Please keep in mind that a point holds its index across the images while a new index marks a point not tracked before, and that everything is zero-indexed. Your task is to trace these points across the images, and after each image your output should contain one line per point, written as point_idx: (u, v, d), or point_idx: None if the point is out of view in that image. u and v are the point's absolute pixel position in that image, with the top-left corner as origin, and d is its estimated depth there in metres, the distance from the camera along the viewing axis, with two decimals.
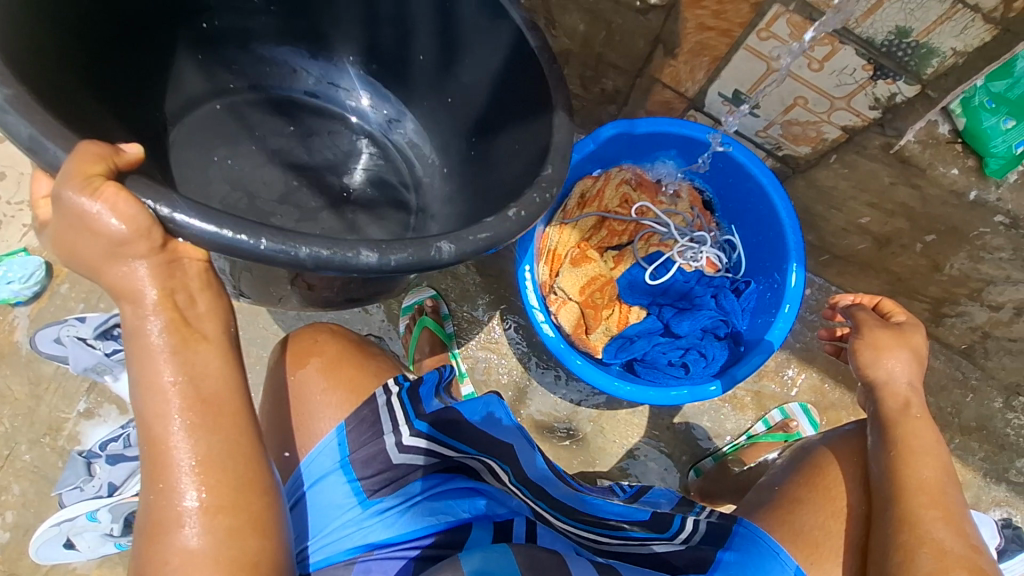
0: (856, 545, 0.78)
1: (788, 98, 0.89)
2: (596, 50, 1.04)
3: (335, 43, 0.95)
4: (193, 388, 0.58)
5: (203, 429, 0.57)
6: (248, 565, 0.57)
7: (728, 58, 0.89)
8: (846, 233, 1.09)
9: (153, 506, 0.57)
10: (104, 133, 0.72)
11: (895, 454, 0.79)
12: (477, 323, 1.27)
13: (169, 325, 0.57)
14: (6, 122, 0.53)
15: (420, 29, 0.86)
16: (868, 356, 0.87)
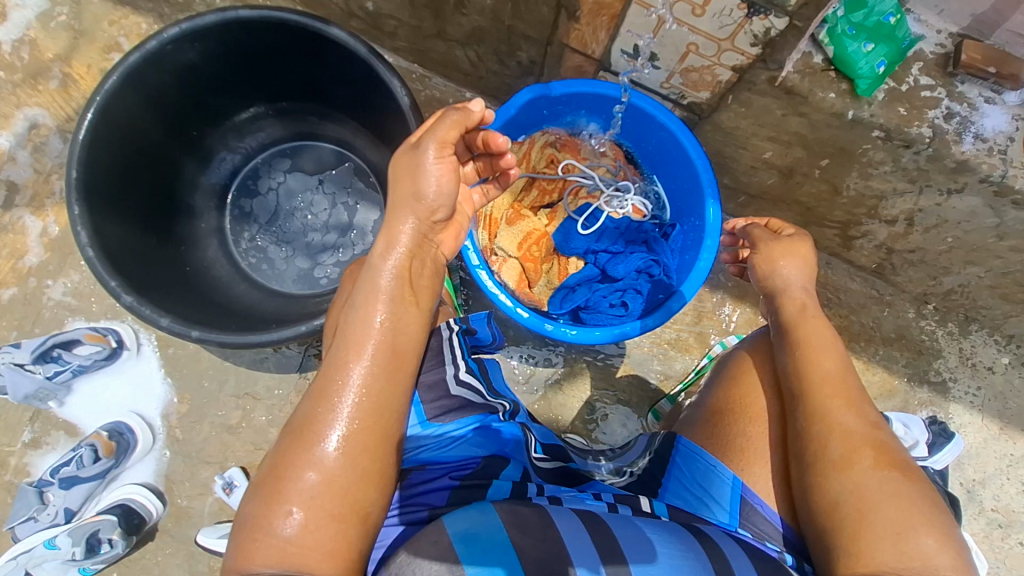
0: (777, 441, 0.83)
1: (681, 46, 0.97)
2: (506, 23, 1.12)
3: (239, 95, 1.21)
4: (390, 338, 0.73)
5: (380, 372, 0.71)
6: (360, 506, 0.67)
7: (623, 14, 0.96)
8: (755, 171, 1.19)
9: (314, 417, 0.68)
10: (170, 267, 1.12)
11: (798, 352, 0.82)
12: None
13: (398, 289, 0.75)
14: (140, 310, 0.96)
15: (288, 58, 1.13)
16: (765, 268, 0.90)
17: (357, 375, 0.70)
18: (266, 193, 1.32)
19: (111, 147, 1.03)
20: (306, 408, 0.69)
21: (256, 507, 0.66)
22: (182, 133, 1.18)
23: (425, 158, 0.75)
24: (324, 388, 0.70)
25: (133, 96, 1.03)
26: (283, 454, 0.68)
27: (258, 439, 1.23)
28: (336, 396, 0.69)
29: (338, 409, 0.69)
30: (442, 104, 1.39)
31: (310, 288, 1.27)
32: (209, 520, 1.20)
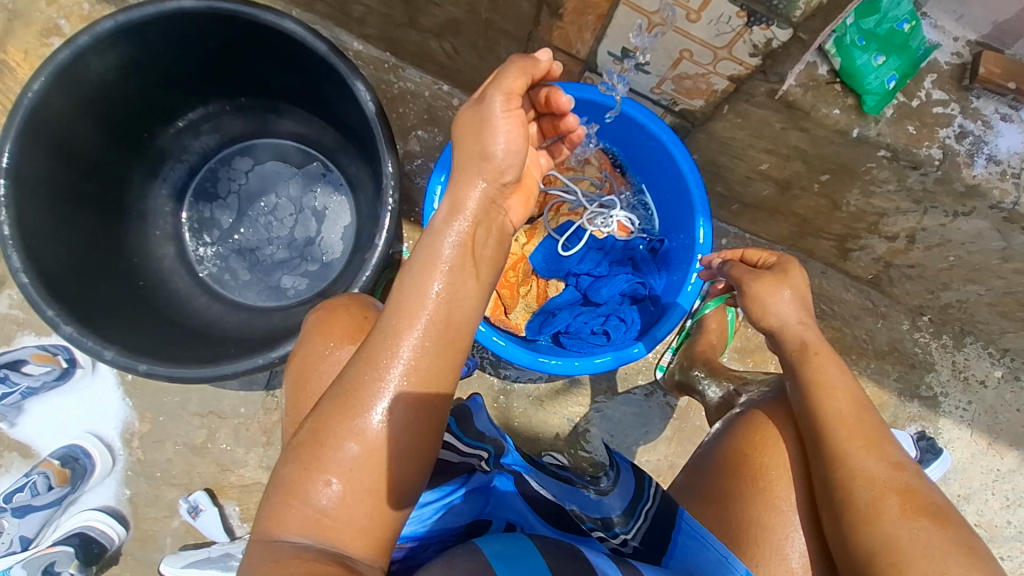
0: (805, 500, 0.75)
1: (674, 51, 0.88)
2: (484, 17, 1.02)
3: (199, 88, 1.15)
4: (448, 310, 0.64)
5: (429, 349, 0.63)
6: (393, 488, 0.63)
7: (611, 14, 0.86)
8: (751, 182, 1.12)
9: (361, 383, 0.63)
10: (121, 283, 1.07)
11: (810, 396, 0.75)
12: None
13: (461, 247, 0.66)
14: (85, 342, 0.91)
15: (246, 54, 1.06)
16: (754, 309, 0.83)
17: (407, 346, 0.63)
18: (226, 196, 1.26)
19: (43, 159, 0.95)
20: (353, 370, 0.64)
21: (291, 471, 0.62)
22: (130, 134, 1.11)
23: (496, 118, 0.67)
24: (374, 351, 0.63)
25: (70, 102, 0.96)
26: (326, 416, 0.64)
27: (224, 460, 1.20)
28: (387, 363, 0.62)
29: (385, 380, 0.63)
30: (417, 98, 1.29)
31: (277, 299, 1.24)
32: (175, 542, 1.19)
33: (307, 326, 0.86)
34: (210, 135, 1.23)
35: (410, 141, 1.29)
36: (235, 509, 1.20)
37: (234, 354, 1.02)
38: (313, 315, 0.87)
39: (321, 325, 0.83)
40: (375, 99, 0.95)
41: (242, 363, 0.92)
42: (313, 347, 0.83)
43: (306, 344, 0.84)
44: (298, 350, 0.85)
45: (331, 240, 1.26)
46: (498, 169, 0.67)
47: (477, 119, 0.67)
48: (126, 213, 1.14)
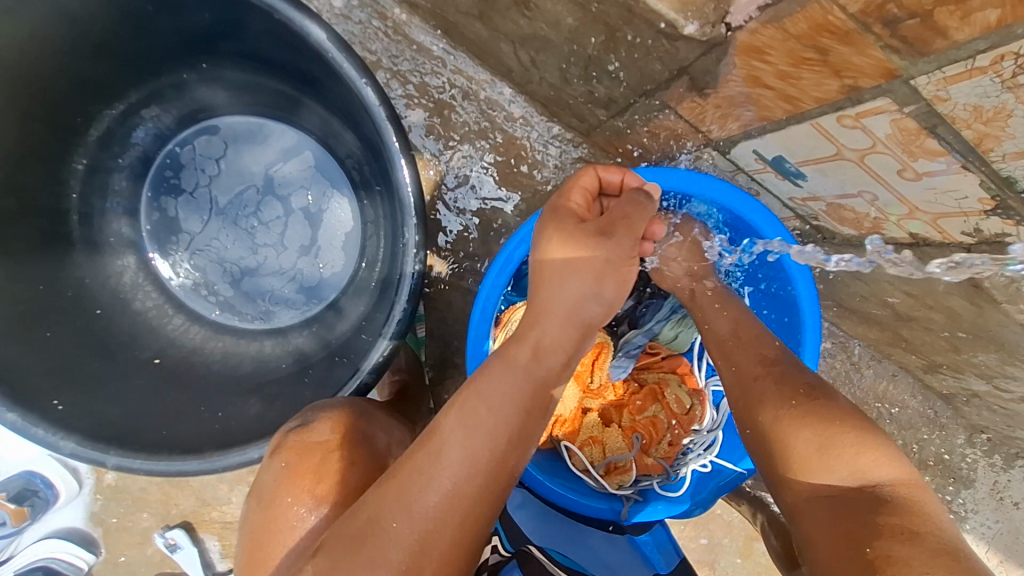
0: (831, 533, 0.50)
1: (851, 185, 0.64)
2: (588, 53, 0.73)
3: (177, 53, 0.87)
4: (503, 448, 0.53)
5: (471, 495, 0.50)
6: None
7: (783, 124, 0.61)
8: (865, 300, 0.92)
9: (390, 528, 0.48)
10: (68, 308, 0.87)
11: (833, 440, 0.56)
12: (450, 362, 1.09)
13: (532, 368, 0.58)
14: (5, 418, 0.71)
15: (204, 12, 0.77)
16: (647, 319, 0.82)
17: (448, 481, 0.50)
18: (194, 192, 1.00)
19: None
20: (378, 498, 0.49)
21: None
22: (60, 117, 0.85)
23: (605, 256, 0.65)
24: (400, 495, 0.49)
25: None
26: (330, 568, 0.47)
27: (205, 494, 1.09)
28: (421, 506, 0.48)
29: (416, 522, 0.48)
30: (469, 100, 1.01)
31: (266, 321, 1.02)
32: (149, 570, 1.11)
33: (272, 468, 0.65)
34: (186, 111, 0.96)
35: (454, 155, 1.03)
36: (216, 544, 1.11)
37: (221, 430, 0.83)
38: (276, 454, 0.66)
39: (291, 480, 0.63)
40: (416, 164, 0.70)
41: (233, 457, 0.74)
42: (276, 505, 0.63)
43: (272, 486, 0.64)
44: (261, 484, 0.66)
45: (330, 254, 1.02)
46: (583, 314, 0.63)
47: (576, 248, 0.65)
48: (68, 224, 0.91)
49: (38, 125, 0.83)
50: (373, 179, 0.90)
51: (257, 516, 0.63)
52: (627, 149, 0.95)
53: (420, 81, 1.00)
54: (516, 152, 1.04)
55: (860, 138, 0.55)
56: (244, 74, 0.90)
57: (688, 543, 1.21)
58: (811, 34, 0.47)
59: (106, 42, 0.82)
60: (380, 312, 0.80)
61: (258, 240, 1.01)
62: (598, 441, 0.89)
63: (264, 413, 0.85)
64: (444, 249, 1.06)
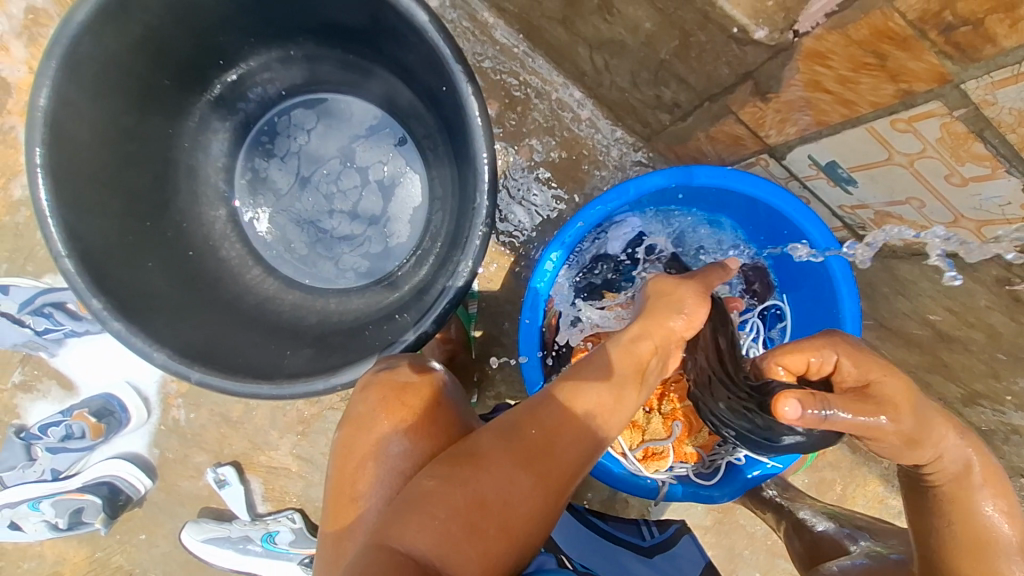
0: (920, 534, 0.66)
1: (899, 193, 0.68)
2: (660, 56, 0.80)
3: (292, 33, 0.98)
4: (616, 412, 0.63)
5: (587, 439, 0.60)
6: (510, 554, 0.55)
7: (839, 128, 0.66)
8: (906, 318, 0.94)
9: (531, 439, 0.58)
10: (169, 245, 0.97)
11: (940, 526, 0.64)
12: (496, 340, 1.16)
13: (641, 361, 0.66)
14: (112, 326, 0.81)
15: None
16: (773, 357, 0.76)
17: (575, 417, 0.60)
18: (285, 156, 1.12)
19: (86, 106, 0.83)
20: (518, 416, 0.61)
21: (428, 534, 0.52)
22: (186, 81, 0.98)
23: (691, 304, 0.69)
24: (541, 444, 0.58)
25: (115, 39, 0.82)
26: (476, 453, 0.58)
27: (257, 438, 1.18)
28: (554, 429, 0.59)
29: (548, 440, 0.58)
30: (541, 99, 1.10)
31: (331, 280, 1.12)
32: (196, 503, 1.19)
33: (358, 399, 0.75)
34: (287, 84, 1.08)
35: (522, 148, 1.11)
36: (259, 485, 1.19)
37: (292, 363, 0.91)
38: (365, 389, 0.75)
39: (379, 408, 0.72)
40: (492, 137, 0.78)
41: (300, 386, 0.82)
42: (366, 429, 0.71)
43: (360, 414, 0.73)
44: (352, 412, 0.74)
45: (398, 223, 1.12)
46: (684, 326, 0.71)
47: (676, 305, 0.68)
48: (176, 173, 1.02)
49: (167, 84, 0.95)
50: (446, 155, 0.99)
51: (345, 436, 0.73)
52: (684, 155, 1.01)
53: (498, 79, 1.09)
54: (579, 151, 1.11)
55: (911, 142, 0.60)
56: (345, 54, 1.00)
57: (708, 551, 1.22)
58: (872, 40, 0.53)
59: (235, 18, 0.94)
60: (444, 270, 0.87)
61: (335, 204, 1.12)
62: (638, 426, 0.90)
63: (324, 355, 0.93)
64: (502, 234, 1.13)
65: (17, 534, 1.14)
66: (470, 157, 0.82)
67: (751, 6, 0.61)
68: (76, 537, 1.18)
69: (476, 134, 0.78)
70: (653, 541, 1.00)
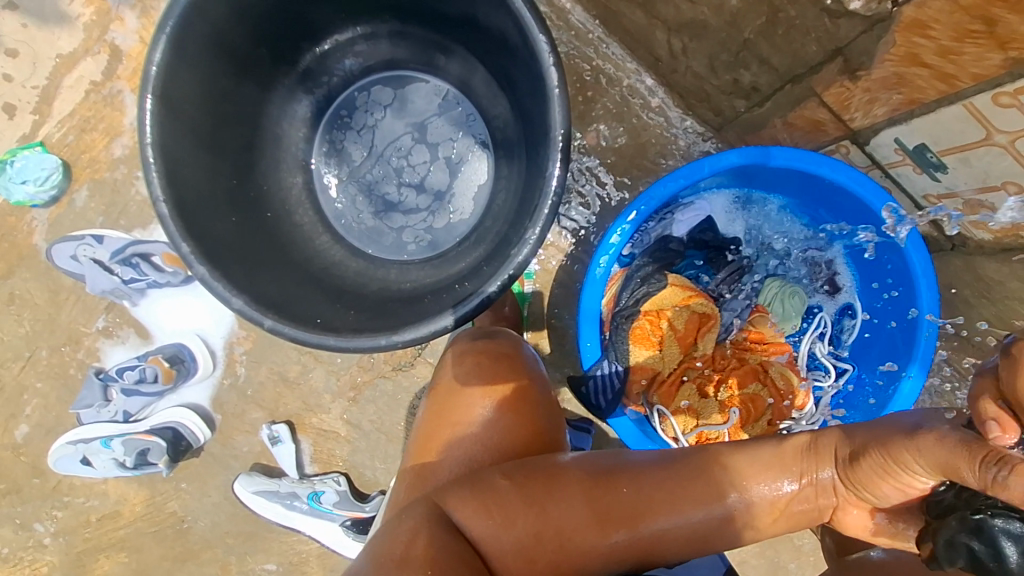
0: None
1: (995, 177, 0.66)
2: (744, 36, 0.80)
3: (380, 10, 1.03)
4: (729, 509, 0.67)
5: (675, 520, 0.66)
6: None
7: (934, 107, 0.64)
8: None
9: (620, 499, 0.66)
10: (251, 204, 1.03)
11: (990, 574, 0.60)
12: (549, 323, 1.16)
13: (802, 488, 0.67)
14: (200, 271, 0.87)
15: None
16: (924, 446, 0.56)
17: (679, 500, 0.66)
18: (361, 130, 1.16)
19: (194, 65, 0.89)
20: (624, 472, 0.68)
21: (490, 533, 0.64)
22: (279, 52, 1.04)
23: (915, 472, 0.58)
24: (621, 514, 0.65)
25: (225, 6, 0.88)
26: (566, 484, 0.67)
27: (311, 399, 1.22)
28: (648, 504, 0.66)
29: (637, 512, 0.65)
30: (613, 86, 1.10)
31: (396, 252, 1.16)
32: (249, 457, 1.24)
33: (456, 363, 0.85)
34: (370, 61, 1.13)
35: (589, 134, 1.12)
36: (309, 446, 1.23)
37: (355, 322, 0.94)
38: (461, 357, 0.84)
39: (473, 378, 0.81)
40: (570, 107, 0.79)
41: (364, 340, 0.85)
42: (459, 391, 0.81)
43: (457, 383, 0.82)
44: (447, 377, 0.83)
45: (463, 200, 1.15)
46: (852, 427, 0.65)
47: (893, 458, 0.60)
48: (263, 139, 1.08)
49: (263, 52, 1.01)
50: (518, 132, 1.01)
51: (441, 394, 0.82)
52: (757, 144, 1.00)
53: (572, 64, 1.11)
54: (647, 139, 1.11)
55: (1014, 118, 0.58)
56: (429, 32, 1.04)
57: (750, 558, 1.18)
58: (982, 4, 0.51)
59: None
60: (511, 240, 0.88)
61: (405, 178, 1.16)
62: (694, 410, 0.88)
63: (386, 317, 0.96)
64: (564, 217, 1.14)
65: (87, 468, 1.22)
66: (546, 128, 0.83)
67: None
68: (138, 478, 1.24)
69: (553, 104, 0.80)
70: None
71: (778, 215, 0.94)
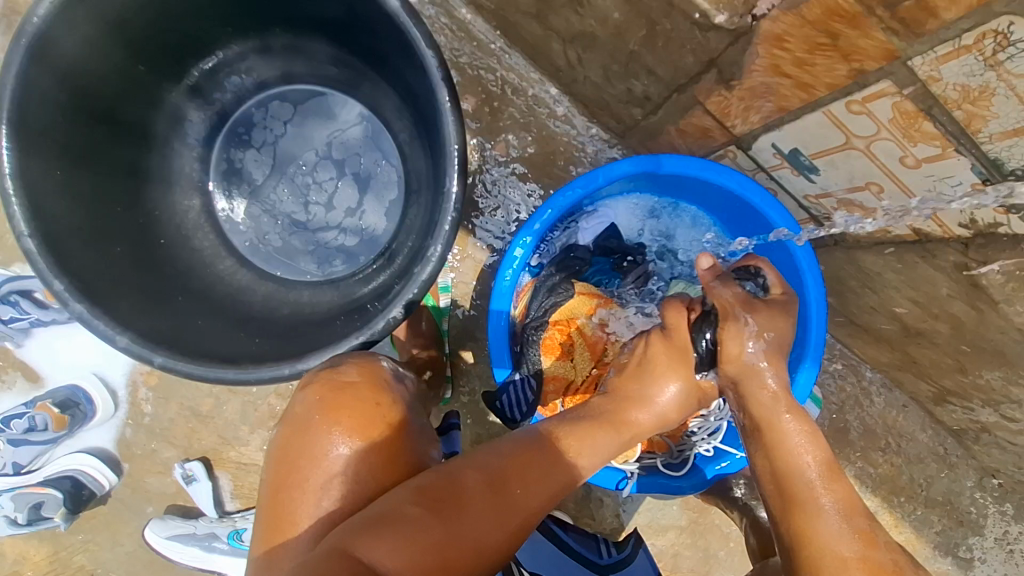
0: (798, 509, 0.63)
1: (859, 178, 0.69)
2: (629, 47, 0.81)
3: (270, 24, 0.99)
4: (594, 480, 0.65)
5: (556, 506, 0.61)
6: None
7: (799, 114, 0.68)
8: (874, 312, 0.95)
9: (517, 495, 0.58)
10: (139, 232, 0.96)
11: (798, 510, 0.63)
12: (472, 336, 1.15)
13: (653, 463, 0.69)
14: (76, 309, 0.80)
15: None
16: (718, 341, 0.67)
17: (554, 486, 0.61)
18: (262, 148, 1.12)
19: (55, 86, 0.82)
20: (510, 463, 0.60)
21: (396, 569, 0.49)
22: (161, 69, 0.98)
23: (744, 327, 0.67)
24: (488, 501, 0.57)
25: (88, 24, 0.82)
26: (460, 491, 0.57)
27: (227, 433, 1.16)
28: (536, 494, 0.59)
29: (528, 506, 0.58)
30: (518, 95, 1.11)
31: (307, 274, 1.11)
32: (162, 500, 1.17)
33: (304, 397, 0.71)
34: (265, 76, 1.08)
35: (498, 143, 1.12)
36: (229, 482, 1.17)
37: (257, 350, 0.89)
38: (308, 389, 0.72)
39: (320, 411, 0.69)
40: (462, 122, 0.78)
41: (264, 371, 0.81)
42: (307, 431, 0.68)
43: (306, 418, 0.69)
44: (295, 413, 0.71)
45: (374, 215, 1.12)
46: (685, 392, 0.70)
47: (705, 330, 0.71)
48: (150, 160, 1.01)
49: (141, 70, 0.95)
50: (421, 145, 0.99)
51: (291, 437, 0.69)
52: (657, 149, 1.02)
53: (476, 75, 1.11)
54: (555, 147, 1.12)
55: (866, 124, 0.61)
56: (324, 46, 1.01)
57: (683, 551, 1.21)
58: (824, 19, 0.54)
59: (209, 8, 0.93)
60: (415, 258, 0.86)
61: (312, 195, 1.12)
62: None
63: (291, 343, 0.92)
64: (478, 228, 1.13)
65: None
66: (441, 143, 0.82)
67: None
68: (35, 534, 1.14)
69: (444, 119, 0.79)
70: (610, 559, 0.95)
71: (680, 218, 0.98)
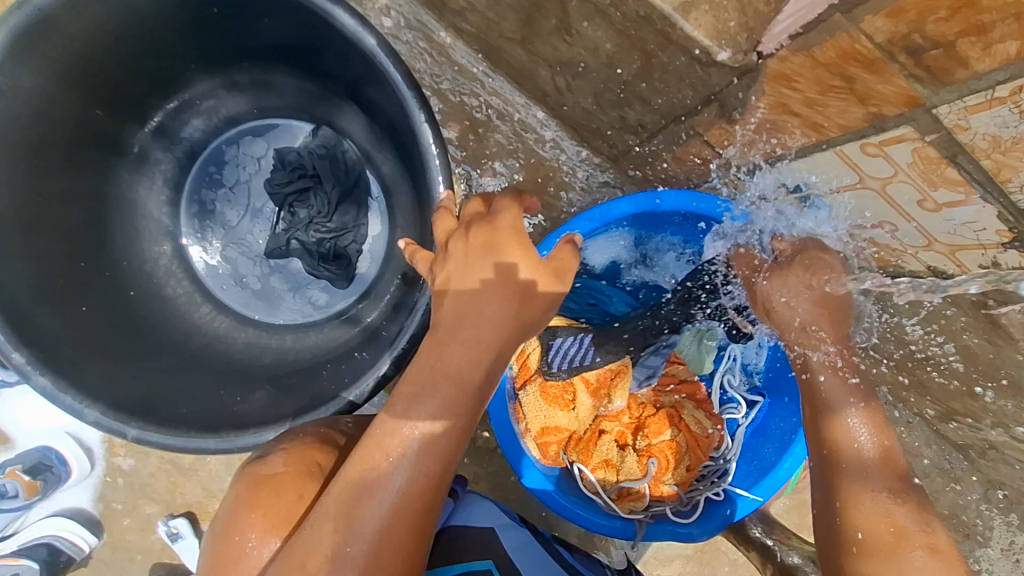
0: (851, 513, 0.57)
1: (871, 216, 0.66)
2: (623, 78, 0.77)
3: (236, 58, 0.93)
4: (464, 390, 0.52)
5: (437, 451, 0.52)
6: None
7: (808, 151, 0.64)
8: (881, 338, 0.92)
9: (383, 466, 0.51)
10: (104, 285, 0.90)
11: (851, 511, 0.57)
12: None
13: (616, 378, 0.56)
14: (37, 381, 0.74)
15: (264, 20, 0.82)
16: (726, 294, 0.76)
17: (401, 440, 0.52)
18: (234, 186, 1.06)
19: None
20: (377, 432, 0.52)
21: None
22: (119, 110, 0.91)
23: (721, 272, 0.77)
24: (360, 489, 0.51)
25: (31, 70, 0.75)
26: (347, 488, 0.51)
27: (212, 486, 1.09)
28: (389, 464, 0.51)
29: (399, 470, 0.51)
30: (503, 120, 1.06)
31: (290, 317, 1.05)
32: (147, 559, 1.10)
33: (226, 500, 0.63)
34: (234, 110, 1.02)
35: (485, 171, 1.07)
36: None
37: (241, 410, 0.83)
38: (235, 485, 0.64)
39: (239, 509, 0.60)
40: (448, 166, 0.73)
41: (247, 438, 0.75)
42: (227, 535, 0.60)
43: (227, 518, 0.61)
44: (217, 518, 0.62)
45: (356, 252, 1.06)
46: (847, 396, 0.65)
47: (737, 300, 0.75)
48: (114, 207, 0.95)
49: (99, 114, 0.88)
50: (404, 181, 0.94)
51: (211, 546, 0.60)
52: (652, 175, 0.98)
53: (458, 100, 1.05)
54: (545, 173, 1.07)
55: (881, 166, 0.57)
56: (295, 78, 0.95)
57: None
58: (839, 62, 0.50)
59: (168, 45, 0.87)
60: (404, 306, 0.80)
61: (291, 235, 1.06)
62: (613, 464, 0.88)
63: (275, 399, 0.86)
64: None
65: None
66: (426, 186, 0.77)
67: (714, 27, 0.57)
68: None
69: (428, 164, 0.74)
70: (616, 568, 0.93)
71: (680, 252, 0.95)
